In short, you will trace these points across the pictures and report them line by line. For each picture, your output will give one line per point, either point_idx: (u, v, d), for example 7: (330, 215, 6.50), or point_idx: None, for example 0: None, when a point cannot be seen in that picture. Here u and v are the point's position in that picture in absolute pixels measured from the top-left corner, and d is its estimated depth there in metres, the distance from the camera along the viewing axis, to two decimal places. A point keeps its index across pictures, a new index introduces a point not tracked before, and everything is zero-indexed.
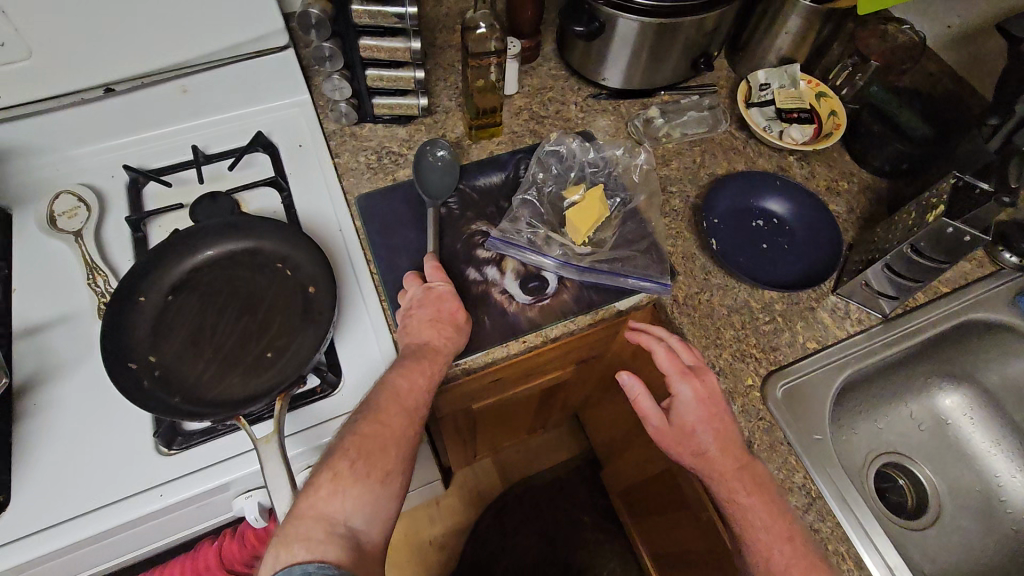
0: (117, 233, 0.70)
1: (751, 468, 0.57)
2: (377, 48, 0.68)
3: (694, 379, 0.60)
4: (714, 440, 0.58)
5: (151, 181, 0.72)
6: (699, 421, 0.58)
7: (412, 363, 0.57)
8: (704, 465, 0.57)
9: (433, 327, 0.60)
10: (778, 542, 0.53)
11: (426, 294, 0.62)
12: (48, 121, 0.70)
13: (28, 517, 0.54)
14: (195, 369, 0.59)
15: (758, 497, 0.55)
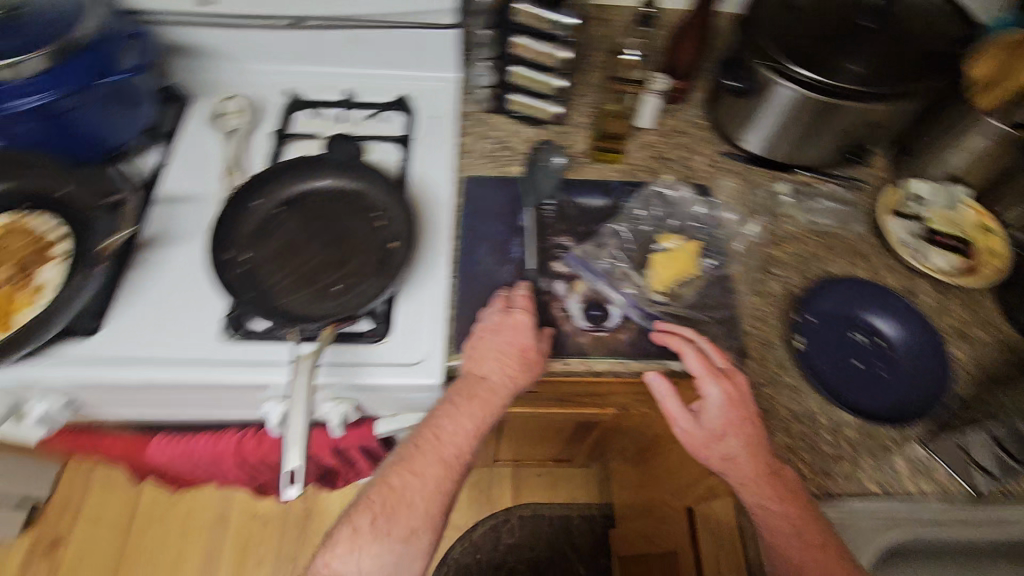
0: (261, 143, 0.79)
1: (781, 475, 0.55)
2: (526, 47, 0.71)
3: (724, 380, 0.57)
4: (742, 447, 0.55)
5: (304, 110, 0.82)
6: (728, 423, 0.56)
7: (456, 405, 0.58)
8: (732, 471, 0.55)
9: (496, 357, 0.59)
10: (813, 553, 0.51)
11: (503, 321, 0.61)
12: (242, 35, 0.81)
13: (106, 348, 0.62)
14: (273, 278, 0.64)
15: (789, 503, 0.53)
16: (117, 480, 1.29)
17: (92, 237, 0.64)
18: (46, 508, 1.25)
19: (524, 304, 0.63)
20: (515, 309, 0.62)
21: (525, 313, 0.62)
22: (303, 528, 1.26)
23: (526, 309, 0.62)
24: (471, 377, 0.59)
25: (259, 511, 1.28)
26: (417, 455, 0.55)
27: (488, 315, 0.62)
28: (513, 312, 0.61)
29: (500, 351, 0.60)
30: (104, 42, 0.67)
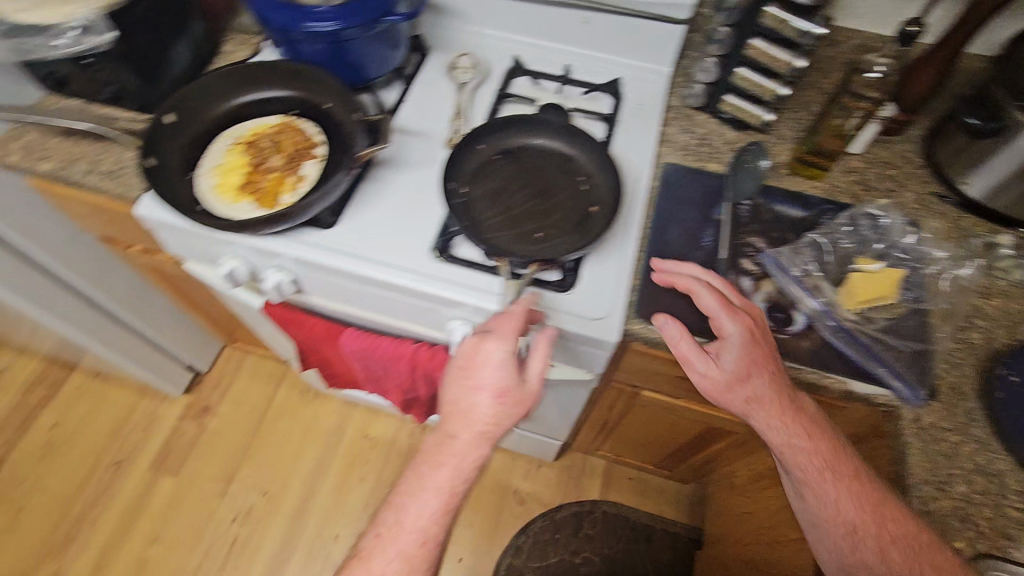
0: (483, 99, 0.87)
1: (803, 407, 0.61)
2: (762, 51, 0.72)
3: (741, 316, 0.60)
4: (767, 384, 0.59)
5: (525, 76, 0.89)
6: (750, 363, 0.60)
7: (422, 478, 0.63)
8: (758, 410, 0.60)
9: (477, 391, 0.61)
10: (840, 482, 0.59)
11: (473, 357, 0.62)
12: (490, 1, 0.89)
13: (339, 240, 0.72)
14: (485, 213, 0.71)
15: (817, 438, 0.60)
16: (262, 371, 1.47)
17: (347, 148, 0.75)
18: (204, 379, 1.45)
19: (509, 329, 0.61)
20: (487, 338, 0.62)
21: (504, 343, 0.61)
22: (403, 458, 1.38)
23: (498, 337, 0.61)
24: (444, 436, 0.63)
25: (371, 433, 1.40)
26: (379, 544, 0.62)
27: (465, 342, 0.63)
28: (486, 346, 0.61)
29: (473, 391, 0.61)
30: None
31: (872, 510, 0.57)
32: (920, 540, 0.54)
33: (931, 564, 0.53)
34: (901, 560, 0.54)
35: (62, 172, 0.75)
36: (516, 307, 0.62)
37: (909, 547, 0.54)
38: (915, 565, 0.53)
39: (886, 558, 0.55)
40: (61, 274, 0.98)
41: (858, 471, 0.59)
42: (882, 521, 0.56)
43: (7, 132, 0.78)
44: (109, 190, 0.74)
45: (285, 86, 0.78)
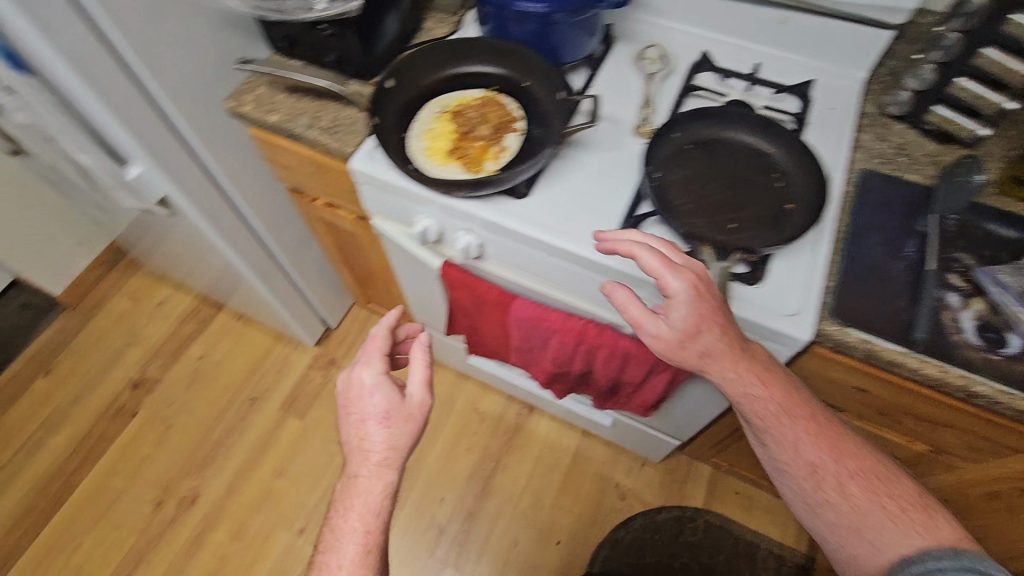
0: (668, 91, 0.87)
1: (753, 354, 0.66)
2: (995, 61, 0.67)
3: (687, 274, 0.61)
4: (716, 337, 0.63)
5: (710, 71, 0.89)
6: (697, 320, 0.62)
7: (345, 517, 0.68)
8: (712, 361, 0.64)
9: (366, 420, 0.69)
10: (797, 425, 0.68)
11: (356, 386, 0.71)
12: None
13: (531, 211, 0.76)
14: (678, 200, 0.73)
15: (772, 386, 0.67)
16: None
17: (546, 125, 0.78)
18: (332, 334, 1.55)
19: (378, 357, 0.74)
20: (359, 368, 0.72)
21: (373, 368, 0.72)
22: (508, 436, 1.42)
23: (366, 365, 0.72)
24: (350, 476, 0.69)
25: (480, 408, 1.45)
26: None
27: (343, 379, 0.73)
28: (358, 374, 0.71)
29: (362, 422, 0.69)
30: None
31: (828, 452, 0.68)
32: (876, 474, 0.68)
33: (887, 490, 0.67)
34: (861, 494, 0.67)
35: (289, 125, 0.83)
36: (380, 331, 0.76)
37: (865, 478, 0.67)
38: (871, 492, 0.67)
39: (848, 496, 0.67)
40: (249, 218, 1.09)
41: (812, 412, 0.69)
42: (839, 459, 0.68)
43: (242, 85, 0.87)
44: (329, 145, 0.82)
45: (490, 61, 0.82)
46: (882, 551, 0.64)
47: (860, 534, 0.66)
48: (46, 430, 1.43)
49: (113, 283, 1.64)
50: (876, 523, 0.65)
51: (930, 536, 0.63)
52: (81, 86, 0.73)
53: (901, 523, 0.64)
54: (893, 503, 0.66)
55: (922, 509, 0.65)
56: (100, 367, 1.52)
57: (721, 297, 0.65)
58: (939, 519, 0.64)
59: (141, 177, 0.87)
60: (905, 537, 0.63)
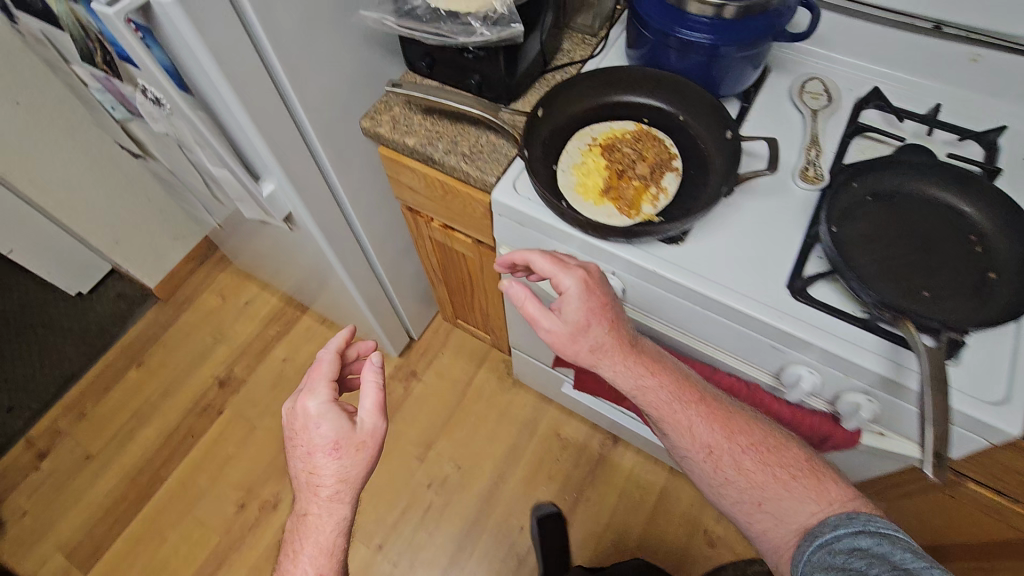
0: (833, 130, 0.80)
1: (637, 345, 0.70)
2: None
3: (576, 271, 0.67)
4: (603, 328, 0.67)
5: (875, 108, 0.81)
6: (587, 313, 0.67)
7: (299, 555, 0.67)
8: (603, 348, 0.68)
9: (315, 452, 0.65)
10: (692, 410, 0.70)
11: (302, 417, 0.67)
12: (862, 26, 0.83)
13: (685, 258, 0.70)
14: (859, 258, 0.65)
15: (659, 372, 0.70)
16: (464, 348, 1.53)
17: (705, 164, 0.72)
18: (414, 346, 1.54)
19: (321, 384, 0.68)
20: (303, 396, 0.68)
21: (319, 396, 0.68)
22: (591, 466, 1.37)
23: (311, 393, 0.68)
24: (303, 514, 0.68)
25: (562, 433, 1.41)
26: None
27: (288, 408, 0.69)
28: (303, 403, 0.67)
29: (311, 454, 0.66)
30: (741, 24, 0.71)
31: (716, 430, 0.70)
32: (760, 439, 0.70)
33: (777, 461, 0.68)
34: (756, 467, 0.68)
35: (427, 150, 0.80)
36: (323, 359, 0.70)
37: (757, 451, 0.68)
38: (764, 464, 0.68)
39: (745, 474, 0.68)
40: (359, 231, 1.08)
41: (693, 386, 0.72)
42: (728, 436, 0.69)
43: (378, 104, 0.85)
44: (469, 174, 0.78)
45: (646, 92, 0.76)
46: (782, 522, 0.65)
47: (760, 507, 0.67)
48: (137, 421, 1.47)
49: (202, 278, 1.67)
50: (760, 488, 0.67)
51: (820, 500, 0.65)
52: (236, 105, 0.71)
53: (792, 491, 0.66)
54: (783, 472, 0.67)
55: (810, 474, 0.67)
56: (189, 361, 1.55)
57: (612, 289, 0.71)
58: (826, 482, 0.66)
59: (274, 192, 0.86)
60: (799, 505, 0.65)
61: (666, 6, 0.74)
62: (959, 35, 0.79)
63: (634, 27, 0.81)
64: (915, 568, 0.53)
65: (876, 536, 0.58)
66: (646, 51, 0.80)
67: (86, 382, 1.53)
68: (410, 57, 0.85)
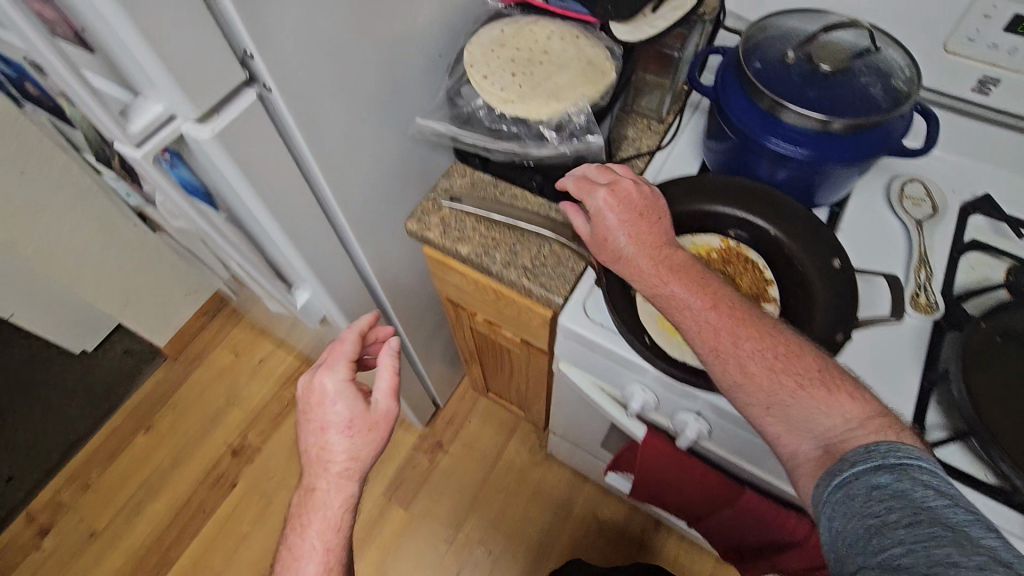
0: (943, 243, 0.70)
1: (672, 258, 0.60)
2: None
3: (605, 188, 0.63)
4: (629, 239, 0.60)
5: (985, 216, 0.72)
6: (613, 226, 0.61)
7: (299, 538, 0.57)
8: (627, 255, 0.61)
9: (327, 428, 0.58)
10: (703, 309, 0.57)
11: (317, 393, 0.60)
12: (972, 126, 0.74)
13: None
14: (999, 420, 0.56)
15: (679, 278, 0.58)
16: (493, 417, 1.44)
17: (809, 295, 0.62)
18: (439, 413, 1.45)
19: (342, 362, 0.62)
20: (321, 373, 0.61)
21: (338, 375, 0.61)
22: (632, 551, 1.29)
23: (329, 370, 0.61)
24: (307, 493, 0.58)
25: (601, 515, 1.32)
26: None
27: (303, 384, 0.62)
28: (319, 381, 0.60)
29: (321, 431, 0.58)
30: (858, 138, 0.62)
31: (723, 329, 0.56)
32: (768, 339, 0.55)
33: (798, 365, 0.54)
34: (760, 371, 0.53)
35: (484, 262, 0.71)
36: (343, 339, 0.63)
37: (766, 355, 0.54)
38: (772, 369, 0.54)
39: (748, 377, 0.54)
40: (394, 320, 0.99)
41: (704, 280, 0.59)
42: (732, 336, 0.55)
43: (424, 202, 0.76)
44: (532, 290, 0.70)
45: (736, 202, 0.67)
46: (794, 433, 0.52)
47: (766, 412, 0.53)
48: (146, 491, 1.39)
49: (213, 334, 1.58)
50: (760, 390, 0.53)
51: (832, 414, 0.51)
52: (273, 226, 0.62)
53: (802, 401, 0.52)
54: (790, 380, 0.53)
55: (822, 384, 0.52)
56: (201, 426, 1.46)
57: (659, 211, 0.63)
58: (839, 395, 0.52)
59: (309, 301, 0.77)
60: (808, 415, 0.52)
61: (754, 108, 0.66)
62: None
63: (715, 121, 0.72)
64: (938, 510, 0.42)
65: (892, 471, 0.45)
66: (726, 147, 0.72)
67: (91, 450, 1.44)
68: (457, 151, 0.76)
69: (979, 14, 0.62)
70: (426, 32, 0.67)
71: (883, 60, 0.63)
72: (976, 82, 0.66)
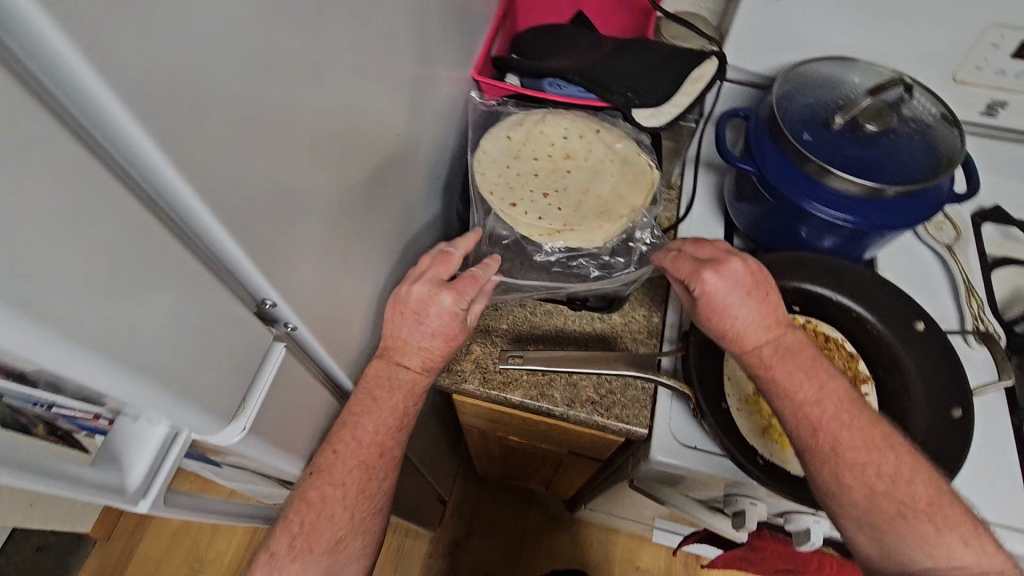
0: (972, 260, 0.70)
1: (794, 346, 0.48)
2: None
3: (721, 265, 0.48)
4: (745, 321, 0.48)
5: (995, 224, 0.72)
6: (726, 306, 0.48)
7: (376, 400, 0.48)
8: (741, 338, 0.49)
9: (434, 336, 0.49)
10: (809, 401, 0.46)
11: (434, 310, 0.48)
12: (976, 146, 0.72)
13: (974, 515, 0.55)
14: None
15: (790, 376, 0.47)
16: (502, 497, 1.33)
17: (899, 370, 0.59)
18: (447, 510, 1.31)
19: (470, 283, 0.49)
20: (446, 287, 0.48)
21: (465, 301, 0.49)
22: None
23: (457, 290, 0.48)
24: (393, 364, 0.50)
25: (641, 564, 1.28)
26: (345, 465, 0.48)
27: (415, 294, 0.48)
28: (444, 297, 0.48)
29: (429, 338, 0.49)
30: (913, 202, 0.58)
31: (829, 429, 0.46)
32: (877, 449, 0.45)
33: (906, 484, 0.44)
34: (858, 487, 0.44)
35: (544, 406, 0.61)
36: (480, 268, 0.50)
37: (872, 472, 0.44)
38: (871, 491, 0.44)
39: (842, 491, 0.45)
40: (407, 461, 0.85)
41: (817, 368, 0.48)
42: (834, 439, 0.45)
43: None
44: (607, 425, 0.60)
45: (798, 274, 0.62)
46: (888, 559, 0.45)
47: (858, 532, 0.45)
48: None
49: None
50: (854, 512, 0.45)
51: (938, 560, 0.43)
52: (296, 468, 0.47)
53: (902, 531, 0.44)
54: (890, 505, 0.44)
55: (929, 521, 0.43)
56: None
57: (769, 284, 0.50)
58: (949, 536, 0.43)
59: None
60: (906, 547, 0.44)
61: (797, 172, 0.60)
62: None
63: (748, 182, 0.66)
64: None
65: None
66: (759, 213, 0.65)
67: None
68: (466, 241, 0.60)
69: (987, 44, 0.62)
70: (414, 159, 0.54)
71: (910, 109, 0.61)
72: (984, 106, 0.69)
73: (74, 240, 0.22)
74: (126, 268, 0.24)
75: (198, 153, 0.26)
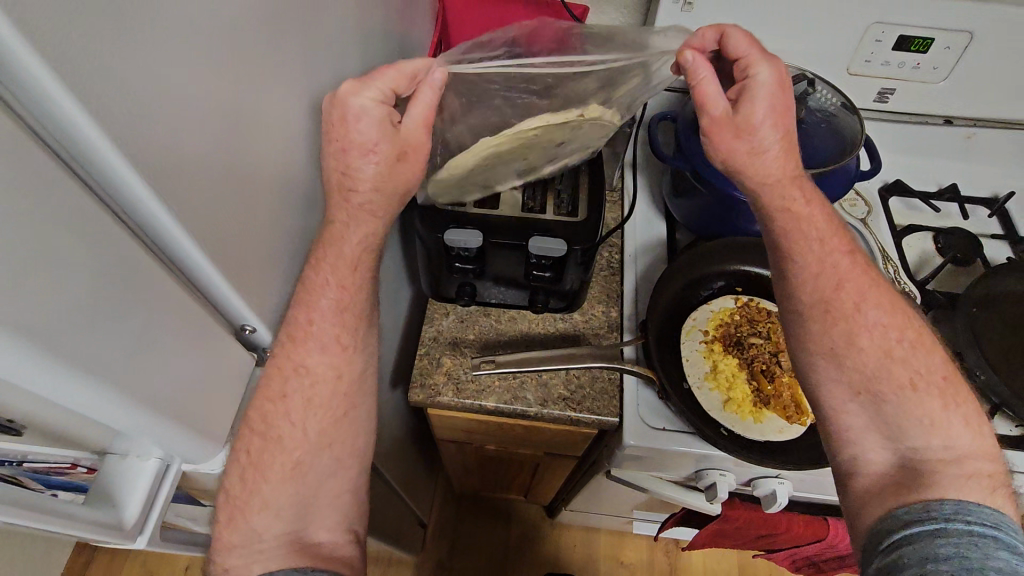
0: (883, 231, 0.77)
1: (802, 179, 0.52)
2: None
3: (779, 65, 0.48)
4: (779, 140, 0.49)
5: (898, 197, 0.80)
6: (769, 116, 0.48)
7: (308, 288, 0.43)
8: (769, 155, 0.49)
9: (348, 148, 0.41)
10: (833, 246, 0.50)
11: (340, 114, 0.40)
12: (876, 128, 0.81)
13: None
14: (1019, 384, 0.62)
15: (809, 204, 0.51)
16: (482, 512, 1.34)
17: None
18: (429, 533, 1.28)
19: (388, 72, 0.42)
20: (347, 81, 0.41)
21: (374, 91, 0.41)
22: None
23: (359, 80, 0.41)
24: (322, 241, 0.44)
25: (624, 559, 1.31)
26: (283, 372, 0.42)
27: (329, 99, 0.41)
28: (346, 93, 0.40)
29: (344, 156, 0.42)
30: (828, 179, 0.64)
31: (849, 279, 0.50)
32: (901, 317, 0.49)
33: (923, 357, 0.47)
34: (871, 350, 0.48)
35: (518, 407, 0.63)
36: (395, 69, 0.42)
37: (890, 331, 0.48)
38: (889, 353, 0.47)
39: (852, 352, 0.48)
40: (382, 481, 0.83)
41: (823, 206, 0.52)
42: (856, 293, 0.49)
43: (418, 361, 0.65)
44: (580, 419, 0.63)
45: (735, 261, 0.68)
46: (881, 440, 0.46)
47: (855, 397, 0.47)
48: None
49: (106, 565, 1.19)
50: (866, 375, 0.47)
51: (933, 435, 0.45)
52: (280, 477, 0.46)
53: (906, 400, 0.46)
54: (905, 372, 0.47)
55: (939, 395, 0.46)
56: None
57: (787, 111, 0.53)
58: (954, 414, 0.45)
59: None
60: (907, 419, 0.45)
61: None
62: (969, 127, 0.80)
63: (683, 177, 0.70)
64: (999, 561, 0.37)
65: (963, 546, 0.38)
66: (696, 206, 0.69)
67: None
68: (428, 249, 0.62)
69: (872, 40, 0.71)
70: None
71: (816, 101, 0.68)
72: (876, 93, 0.77)
73: (67, 258, 0.22)
74: (115, 287, 0.25)
75: (175, 171, 0.27)
